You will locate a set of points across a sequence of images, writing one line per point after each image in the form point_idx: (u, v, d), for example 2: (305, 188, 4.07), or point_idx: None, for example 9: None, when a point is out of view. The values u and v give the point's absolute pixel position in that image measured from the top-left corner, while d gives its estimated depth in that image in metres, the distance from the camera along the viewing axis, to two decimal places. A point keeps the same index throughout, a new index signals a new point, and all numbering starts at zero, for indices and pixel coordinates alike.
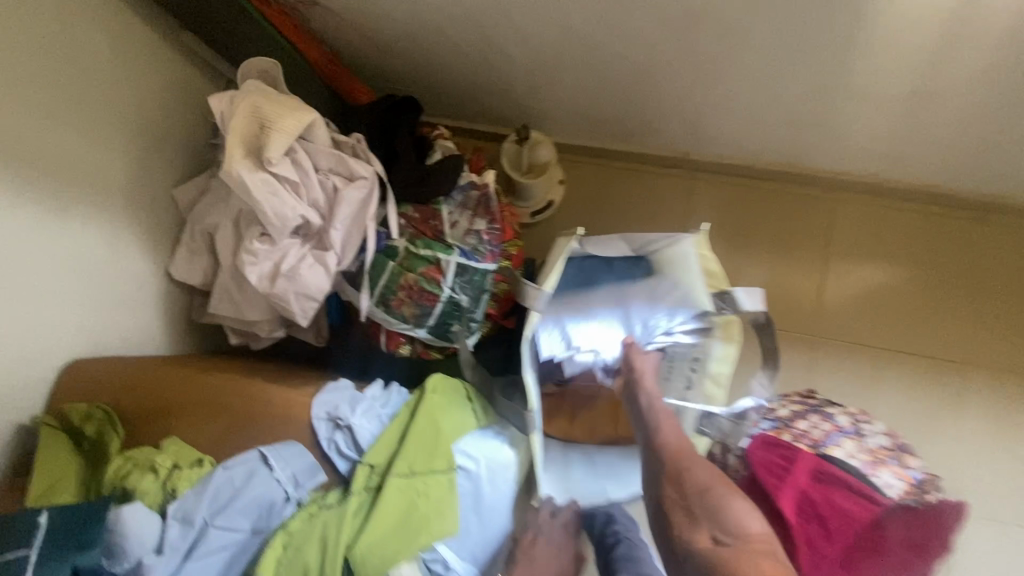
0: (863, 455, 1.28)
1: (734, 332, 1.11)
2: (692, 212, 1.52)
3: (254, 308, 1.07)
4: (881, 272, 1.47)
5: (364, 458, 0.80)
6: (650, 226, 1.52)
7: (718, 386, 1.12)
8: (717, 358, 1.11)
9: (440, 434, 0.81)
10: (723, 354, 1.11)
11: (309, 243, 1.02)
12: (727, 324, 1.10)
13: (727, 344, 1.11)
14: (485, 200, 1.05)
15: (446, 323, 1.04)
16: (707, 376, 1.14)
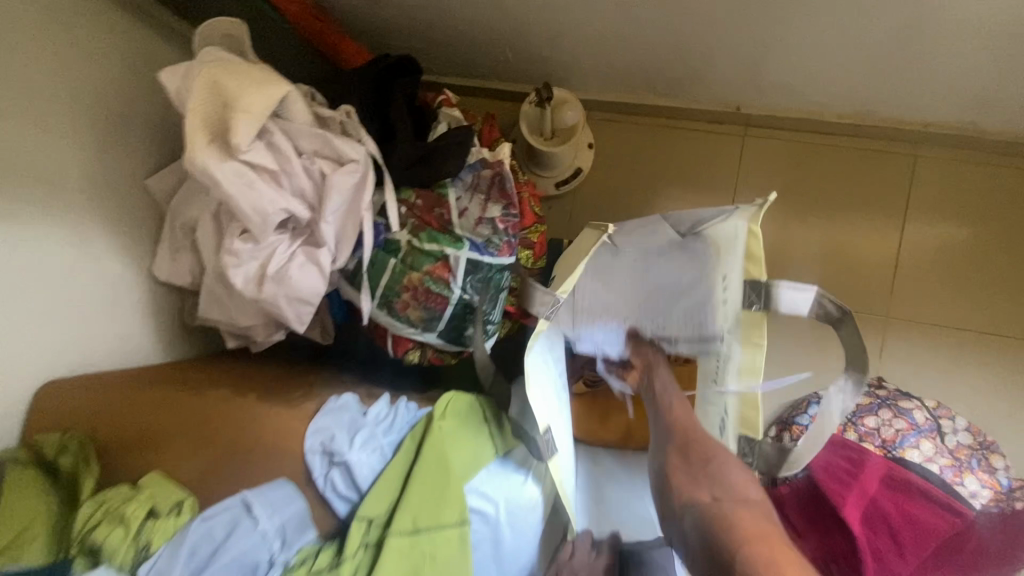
0: (943, 458, 1.11)
1: (762, 337, 0.83)
2: (741, 176, 1.30)
3: (246, 313, 0.95)
4: (974, 242, 1.23)
5: (359, 510, 0.70)
6: (692, 194, 1.31)
7: (753, 405, 0.84)
8: (744, 367, 0.85)
9: (450, 477, 0.71)
10: (750, 362, 0.85)
11: (300, 240, 0.89)
12: (754, 325, 0.83)
13: (754, 351, 0.84)
14: (500, 181, 0.88)
15: (459, 327, 0.90)
16: (736, 391, 0.86)
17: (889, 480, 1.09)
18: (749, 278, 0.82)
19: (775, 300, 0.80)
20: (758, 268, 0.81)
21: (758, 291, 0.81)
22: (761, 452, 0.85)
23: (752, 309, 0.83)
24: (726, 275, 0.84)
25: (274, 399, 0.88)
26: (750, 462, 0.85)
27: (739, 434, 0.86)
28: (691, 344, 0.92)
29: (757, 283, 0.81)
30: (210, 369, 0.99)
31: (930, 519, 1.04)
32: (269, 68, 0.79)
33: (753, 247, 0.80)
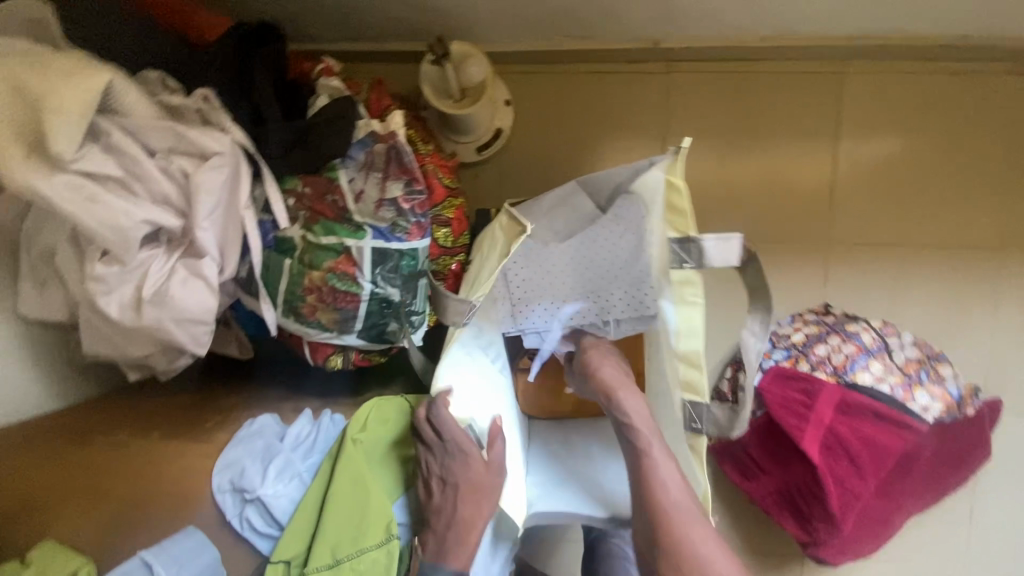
0: (893, 376, 1.10)
1: (697, 293, 0.77)
2: (670, 117, 1.23)
3: (136, 343, 0.83)
4: (902, 155, 1.22)
5: (276, 552, 0.64)
6: (624, 142, 1.23)
7: (696, 365, 0.78)
8: (683, 328, 0.78)
9: (368, 496, 0.65)
10: (687, 320, 0.78)
11: (177, 252, 0.78)
12: (688, 283, 0.77)
13: (691, 308, 0.78)
14: (397, 154, 0.77)
15: (380, 323, 0.81)
16: (677, 355, 0.79)
17: (842, 406, 1.08)
18: (678, 233, 0.76)
19: (706, 256, 0.73)
20: (685, 222, 0.75)
21: (687, 248, 0.75)
22: (709, 415, 0.78)
23: (684, 268, 0.76)
24: (650, 233, 0.84)
25: (183, 434, 0.78)
26: (698, 428, 0.79)
27: (684, 399, 0.79)
28: (630, 324, 0.88)
29: (684, 239, 0.75)
30: (109, 407, 0.87)
31: (884, 437, 1.06)
32: (88, 56, 0.66)
33: (675, 202, 0.75)
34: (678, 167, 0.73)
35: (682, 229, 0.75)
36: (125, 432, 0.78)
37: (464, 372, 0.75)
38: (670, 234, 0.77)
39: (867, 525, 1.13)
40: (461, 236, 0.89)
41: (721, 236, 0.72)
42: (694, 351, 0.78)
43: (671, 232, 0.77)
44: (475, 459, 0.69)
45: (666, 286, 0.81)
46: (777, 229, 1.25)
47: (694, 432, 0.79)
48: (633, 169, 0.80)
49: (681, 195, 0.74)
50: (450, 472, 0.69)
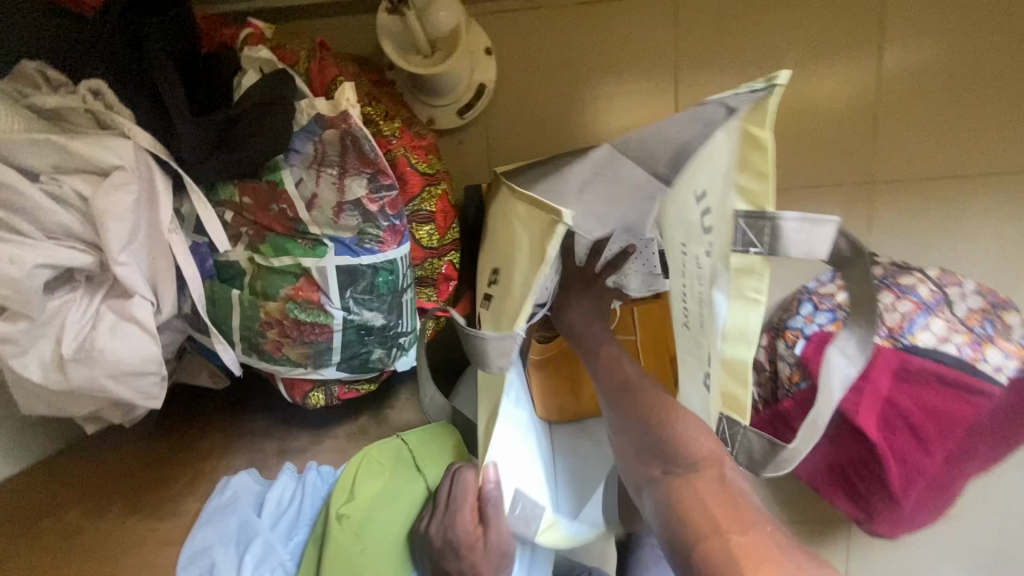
0: (959, 336, 0.92)
1: (761, 288, 0.54)
2: (679, 42, 1.01)
3: (80, 400, 0.69)
4: (967, 60, 0.97)
5: None
6: (624, 84, 1.03)
7: (741, 377, 0.59)
8: (732, 332, 0.57)
9: None
10: (741, 325, 0.56)
11: (100, 293, 0.63)
12: (749, 274, 0.54)
13: (749, 308, 0.55)
14: (352, 141, 0.59)
15: (362, 352, 0.66)
16: (718, 357, 0.59)
17: (904, 373, 0.92)
18: (750, 205, 0.51)
19: (783, 241, 0.50)
20: (764, 191, 0.50)
21: (757, 228, 0.51)
22: (743, 442, 0.61)
23: (747, 253, 0.53)
24: (703, 188, 0.55)
25: (149, 505, 0.67)
26: (728, 450, 0.63)
27: (720, 416, 0.62)
28: (638, 280, 0.79)
29: (755, 214, 0.51)
30: (68, 471, 0.75)
31: (952, 403, 0.91)
32: None
33: (750, 160, 0.50)
34: (766, 115, 0.47)
35: (757, 198, 0.50)
36: (77, 512, 0.66)
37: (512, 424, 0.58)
38: (737, 203, 0.52)
39: (933, 497, 1.00)
40: (450, 231, 0.72)
41: (809, 217, 0.49)
42: (738, 362, 0.58)
43: (738, 201, 0.52)
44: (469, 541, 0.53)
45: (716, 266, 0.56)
46: (816, 171, 1.04)
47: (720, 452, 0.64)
48: (697, 118, 0.50)
49: (761, 150, 0.49)
50: (443, 554, 0.53)
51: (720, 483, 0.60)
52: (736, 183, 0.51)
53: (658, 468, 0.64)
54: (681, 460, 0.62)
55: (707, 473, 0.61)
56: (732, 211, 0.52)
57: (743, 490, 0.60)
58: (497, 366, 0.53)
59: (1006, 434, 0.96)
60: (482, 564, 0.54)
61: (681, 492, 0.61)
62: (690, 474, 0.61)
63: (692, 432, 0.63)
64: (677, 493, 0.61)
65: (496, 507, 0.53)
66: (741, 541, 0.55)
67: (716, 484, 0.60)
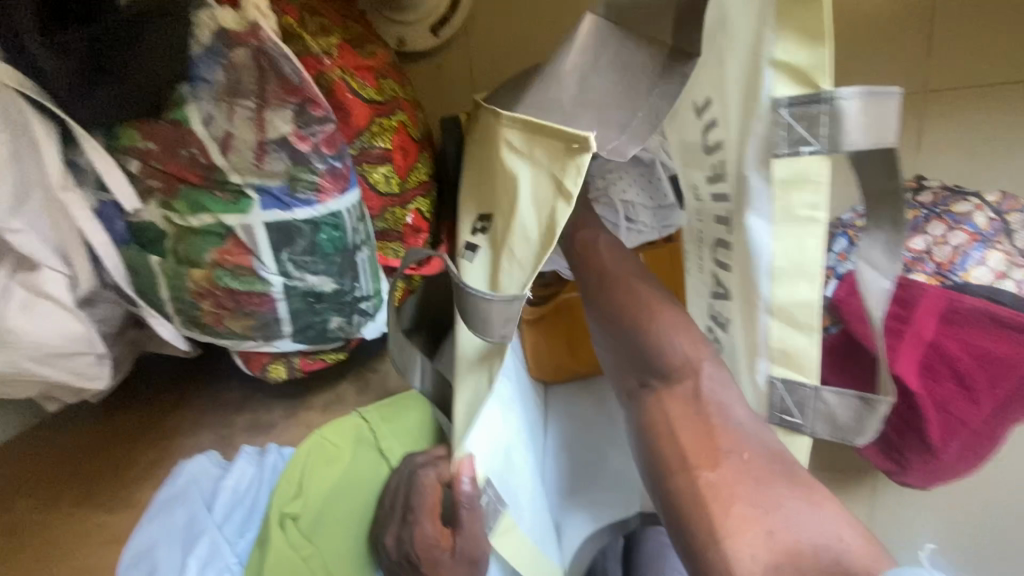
0: (1021, 271, 0.67)
1: (819, 200, 0.38)
2: None
3: (16, 386, 0.60)
4: None
5: None
6: None
7: (805, 327, 0.41)
8: (784, 267, 0.40)
9: None
10: (795, 256, 0.40)
11: (4, 267, 0.53)
12: (802, 182, 0.38)
13: (804, 229, 0.39)
14: (270, 63, 0.46)
15: (315, 322, 0.56)
16: (766, 308, 0.42)
17: (950, 315, 0.67)
18: (797, 88, 0.37)
19: (846, 130, 0.35)
20: (813, 65, 0.36)
21: (807, 118, 0.36)
22: (819, 411, 0.43)
23: (797, 155, 0.37)
24: (703, 98, 0.44)
25: (103, 496, 0.62)
26: (798, 424, 0.44)
27: (773, 378, 0.44)
28: (650, 217, 0.65)
29: (803, 98, 0.36)
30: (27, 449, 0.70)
31: (1021, 353, 0.65)
32: None
33: (793, 29, 0.36)
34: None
35: (806, 78, 0.36)
36: (27, 501, 0.61)
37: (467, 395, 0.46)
38: (775, 88, 0.37)
39: (976, 455, 0.76)
40: (410, 173, 0.61)
41: (877, 91, 0.34)
42: (798, 308, 0.41)
43: (780, 85, 0.38)
44: (438, 551, 0.44)
45: (753, 179, 0.40)
46: None
47: (788, 428, 0.45)
48: None
49: (808, 3, 0.35)
50: (404, 568, 0.46)
51: (694, 401, 0.41)
52: (773, 58, 0.37)
53: (633, 378, 0.45)
54: (656, 370, 0.44)
55: (681, 388, 0.42)
56: (772, 103, 0.38)
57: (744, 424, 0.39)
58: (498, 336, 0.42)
59: None
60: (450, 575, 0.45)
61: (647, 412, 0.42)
62: (662, 385, 0.43)
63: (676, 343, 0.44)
64: (643, 409, 0.43)
65: (473, 510, 0.44)
66: (710, 478, 0.36)
67: (690, 403, 0.41)
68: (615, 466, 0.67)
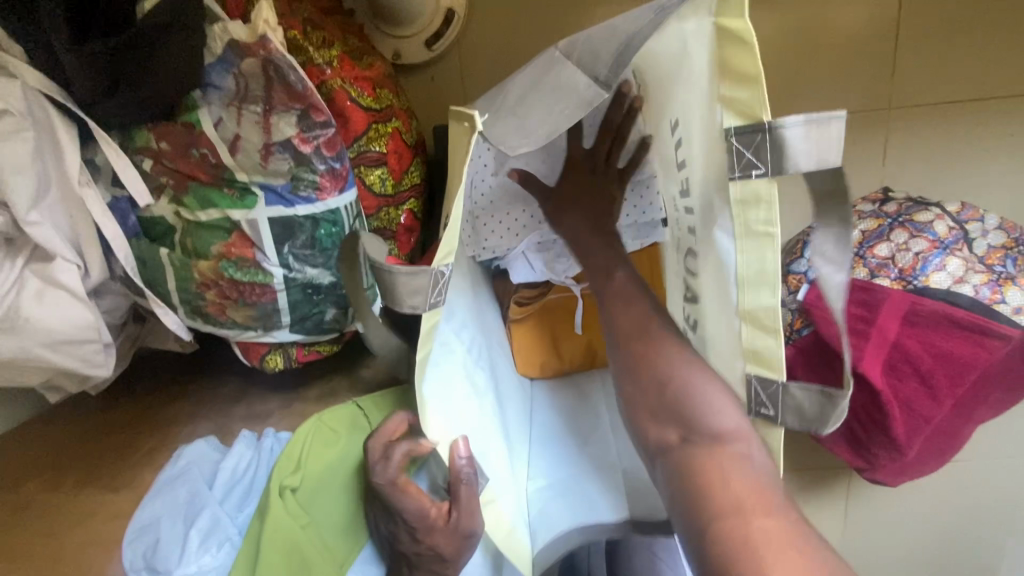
0: (977, 275, 0.73)
1: (774, 216, 0.40)
2: None
3: (25, 371, 0.63)
4: None
5: None
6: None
7: (770, 329, 0.42)
8: (746, 276, 0.41)
9: (310, 563, 0.49)
10: (756, 265, 0.41)
11: (23, 257, 0.56)
12: (757, 201, 0.40)
13: (763, 243, 0.40)
14: (276, 71, 0.51)
15: (313, 313, 0.60)
16: (735, 313, 0.44)
17: (912, 317, 0.73)
18: (741, 119, 0.39)
19: (790, 155, 0.38)
20: (754, 100, 0.39)
21: (754, 144, 0.39)
22: (789, 403, 0.43)
23: (750, 178, 0.40)
24: (675, 119, 0.49)
25: (105, 476, 0.64)
26: (771, 417, 0.44)
27: (747, 375, 0.44)
28: (632, 234, 0.70)
29: (749, 127, 0.39)
30: (31, 438, 0.72)
31: (974, 352, 0.72)
32: None
33: (735, 64, 0.39)
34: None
35: (748, 108, 0.39)
36: (33, 483, 0.64)
37: (452, 378, 0.50)
38: (725, 120, 0.40)
39: (939, 444, 0.85)
40: (404, 176, 0.66)
41: (815, 117, 0.37)
42: (761, 312, 0.42)
43: (727, 117, 0.40)
44: (432, 520, 0.47)
45: (719, 201, 0.43)
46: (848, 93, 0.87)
47: (763, 421, 0.45)
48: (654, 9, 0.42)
49: (745, 43, 0.38)
50: (398, 536, 0.49)
51: (749, 462, 0.42)
52: (720, 96, 0.41)
53: (674, 432, 0.47)
54: (702, 429, 0.45)
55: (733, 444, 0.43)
56: (722, 131, 0.40)
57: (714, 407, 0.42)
58: (408, 308, 0.43)
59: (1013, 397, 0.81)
60: (443, 544, 0.48)
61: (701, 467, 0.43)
62: (711, 445, 0.44)
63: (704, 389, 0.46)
64: (695, 466, 0.44)
65: (471, 485, 0.46)
66: (766, 523, 0.38)
67: (742, 462, 0.42)
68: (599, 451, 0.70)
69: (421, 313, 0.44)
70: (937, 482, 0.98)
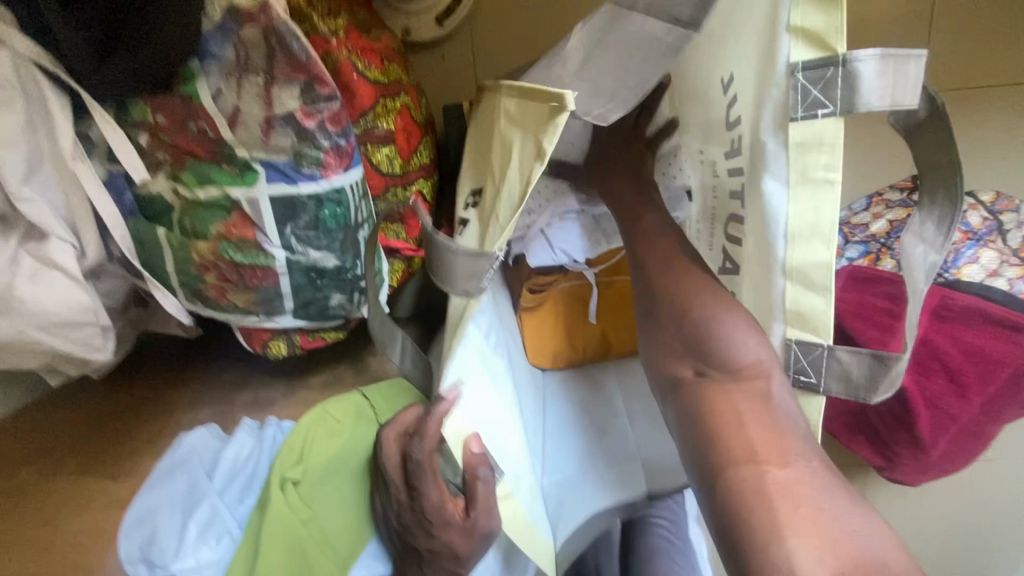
0: (1012, 269, 0.69)
1: (835, 163, 0.37)
2: None
3: (23, 354, 0.62)
4: None
5: None
6: None
7: (820, 287, 0.40)
8: (799, 229, 0.39)
9: (312, 559, 0.47)
10: (810, 220, 0.39)
11: (16, 235, 0.54)
12: (818, 145, 0.37)
13: (818, 190, 0.38)
14: (278, 40, 0.48)
15: (317, 298, 0.58)
16: (780, 271, 0.41)
17: (943, 311, 0.69)
18: (812, 52, 0.36)
19: (861, 92, 0.35)
20: (827, 29, 0.36)
21: (824, 79, 0.36)
22: (833, 367, 0.41)
23: (813, 118, 0.37)
24: (729, 72, 0.45)
25: (104, 464, 0.62)
26: (813, 384, 0.42)
27: (785, 337, 0.42)
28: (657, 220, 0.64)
29: (820, 60, 0.36)
30: (31, 423, 0.71)
31: (1012, 352, 0.67)
32: None
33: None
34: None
35: (823, 42, 0.36)
36: (31, 468, 0.62)
37: (469, 368, 0.47)
38: (791, 53, 0.37)
39: (966, 445, 0.80)
40: (413, 156, 0.63)
41: (894, 52, 0.34)
42: (810, 268, 0.39)
43: (796, 51, 0.37)
44: (442, 517, 0.45)
45: (770, 143, 0.40)
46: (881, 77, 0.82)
47: (805, 389, 0.42)
48: None
49: None
50: (412, 531, 0.46)
51: (767, 402, 0.39)
52: (788, 25, 0.37)
53: (688, 367, 0.44)
54: (719, 361, 0.42)
55: (748, 385, 0.40)
56: (789, 67, 0.37)
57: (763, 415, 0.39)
58: (461, 290, 0.43)
59: None
60: (456, 541, 0.46)
61: (710, 408, 0.40)
62: (726, 380, 0.41)
63: (729, 329, 0.42)
64: None
65: (489, 484, 0.44)
66: None
67: (759, 403, 0.39)
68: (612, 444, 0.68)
69: (470, 298, 0.44)
70: (959, 486, 0.94)
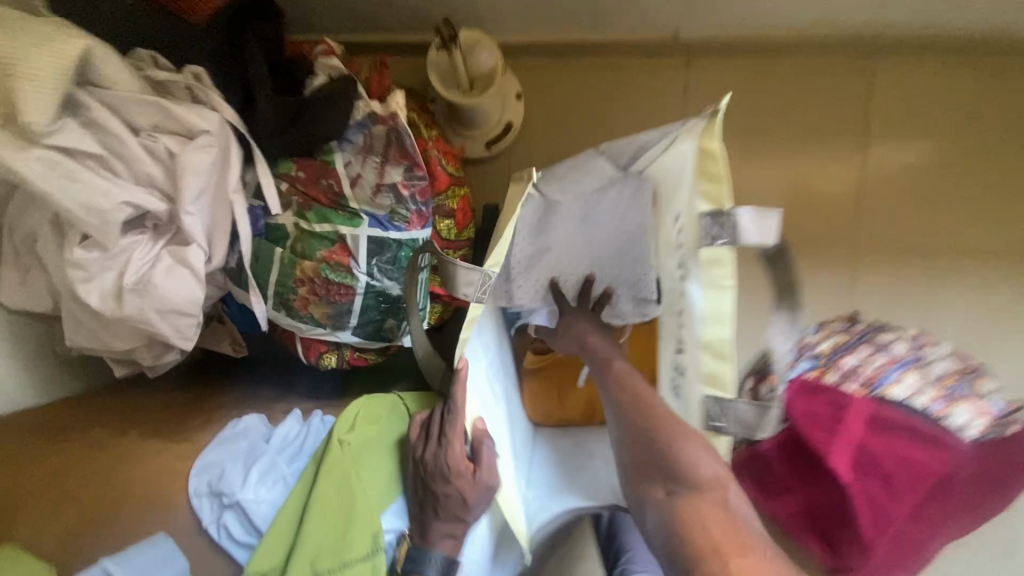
0: (930, 390, 0.81)
1: (728, 274, 0.57)
2: (699, 102, 1.04)
3: (122, 334, 0.75)
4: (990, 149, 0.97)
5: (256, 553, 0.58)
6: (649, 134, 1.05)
7: (723, 356, 0.58)
8: (710, 316, 0.59)
9: (354, 502, 0.59)
10: (716, 309, 0.58)
11: (164, 239, 0.72)
12: (719, 263, 0.58)
13: (720, 293, 0.58)
14: (397, 136, 0.71)
15: (377, 319, 0.75)
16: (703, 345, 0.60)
17: (876, 421, 0.79)
18: (711, 204, 0.58)
19: (741, 232, 0.55)
20: (720, 194, 0.57)
21: (719, 222, 0.57)
22: (734, 413, 0.58)
23: (715, 246, 0.58)
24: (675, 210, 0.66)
25: (165, 432, 0.73)
26: (721, 428, 0.59)
27: (705, 394, 0.60)
28: (629, 305, 0.82)
29: (715, 211, 0.57)
30: (97, 401, 0.82)
31: (933, 461, 0.77)
32: (70, 29, 0.61)
33: (708, 170, 0.57)
34: (714, 130, 0.56)
35: (717, 200, 0.58)
36: (102, 429, 0.73)
37: (477, 367, 0.63)
38: (701, 206, 0.59)
39: (900, 557, 0.84)
40: (466, 228, 0.84)
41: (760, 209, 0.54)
42: (718, 343, 0.58)
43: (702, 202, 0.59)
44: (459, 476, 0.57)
45: (694, 261, 0.61)
46: (832, 237, 1.02)
47: (715, 432, 0.59)
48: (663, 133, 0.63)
49: (714, 160, 0.57)
50: (433, 480, 0.58)
51: (725, 505, 0.51)
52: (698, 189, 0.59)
53: (662, 488, 0.55)
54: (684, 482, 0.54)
55: (709, 494, 0.52)
56: (699, 213, 0.59)
57: (745, 517, 0.50)
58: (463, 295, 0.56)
59: (970, 510, 0.84)
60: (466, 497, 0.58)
61: (684, 509, 0.51)
62: (692, 493, 0.53)
63: (690, 449, 0.56)
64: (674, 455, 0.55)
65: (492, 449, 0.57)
66: None
67: (718, 506, 0.51)
68: (585, 481, 0.77)
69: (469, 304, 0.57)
70: None
